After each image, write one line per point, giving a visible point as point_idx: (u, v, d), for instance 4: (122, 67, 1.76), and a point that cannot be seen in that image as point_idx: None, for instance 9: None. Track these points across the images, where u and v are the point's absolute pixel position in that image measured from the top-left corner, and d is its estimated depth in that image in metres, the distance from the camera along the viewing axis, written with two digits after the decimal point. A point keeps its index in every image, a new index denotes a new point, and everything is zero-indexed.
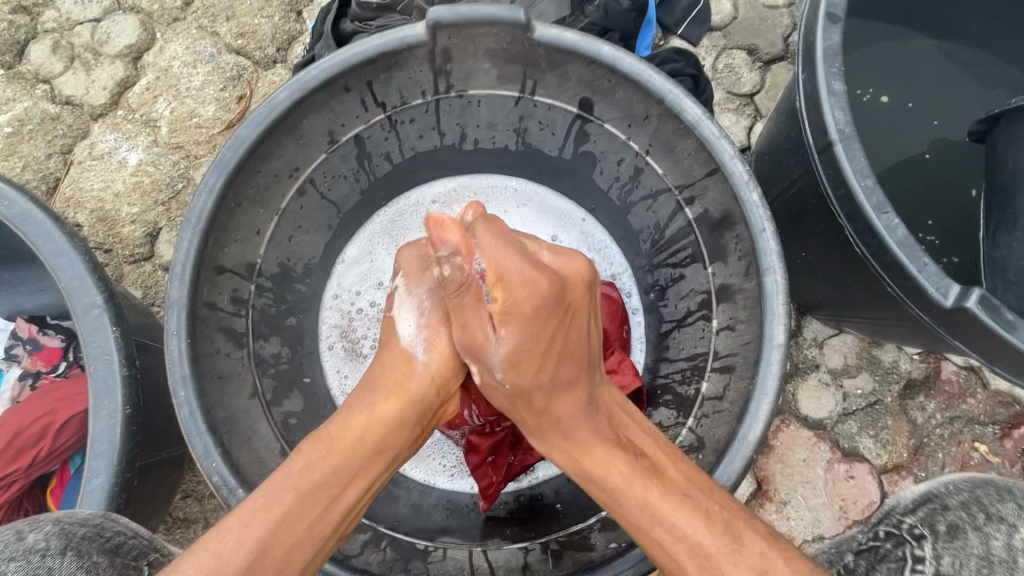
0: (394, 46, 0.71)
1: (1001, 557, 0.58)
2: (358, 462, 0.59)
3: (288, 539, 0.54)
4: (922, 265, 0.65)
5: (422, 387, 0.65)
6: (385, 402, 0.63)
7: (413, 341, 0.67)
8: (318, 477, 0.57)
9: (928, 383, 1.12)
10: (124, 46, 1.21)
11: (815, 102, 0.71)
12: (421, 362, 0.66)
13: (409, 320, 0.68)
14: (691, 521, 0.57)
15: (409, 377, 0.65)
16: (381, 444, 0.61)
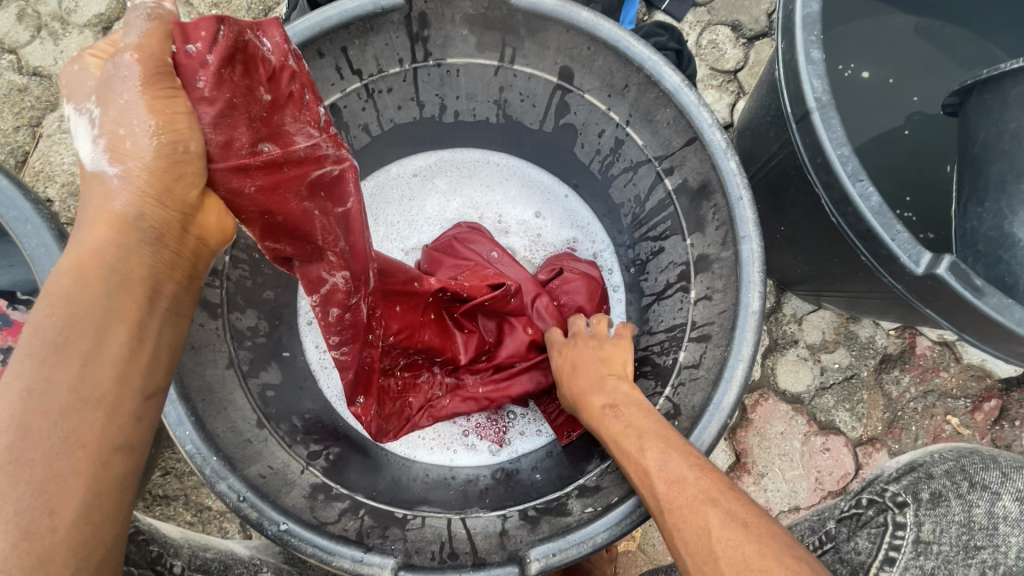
0: (370, 10, 0.70)
1: (980, 524, 0.71)
2: (92, 302, 0.48)
3: (44, 405, 0.45)
4: (896, 233, 0.65)
5: (128, 205, 0.49)
6: (95, 234, 0.49)
7: (97, 160, 0.49)
8: (47, 331, 0.46)
9: (903, 357, 1.15)
10: (94, 15, 1.17)
11: (794, 71, 0.71)
12: (112, 179, 0.49)
13: (83, 137, 0.49)
14: (656, 446, 0.59)
15: (109, 200, 0.49)
16: (115, 273, 0.49)
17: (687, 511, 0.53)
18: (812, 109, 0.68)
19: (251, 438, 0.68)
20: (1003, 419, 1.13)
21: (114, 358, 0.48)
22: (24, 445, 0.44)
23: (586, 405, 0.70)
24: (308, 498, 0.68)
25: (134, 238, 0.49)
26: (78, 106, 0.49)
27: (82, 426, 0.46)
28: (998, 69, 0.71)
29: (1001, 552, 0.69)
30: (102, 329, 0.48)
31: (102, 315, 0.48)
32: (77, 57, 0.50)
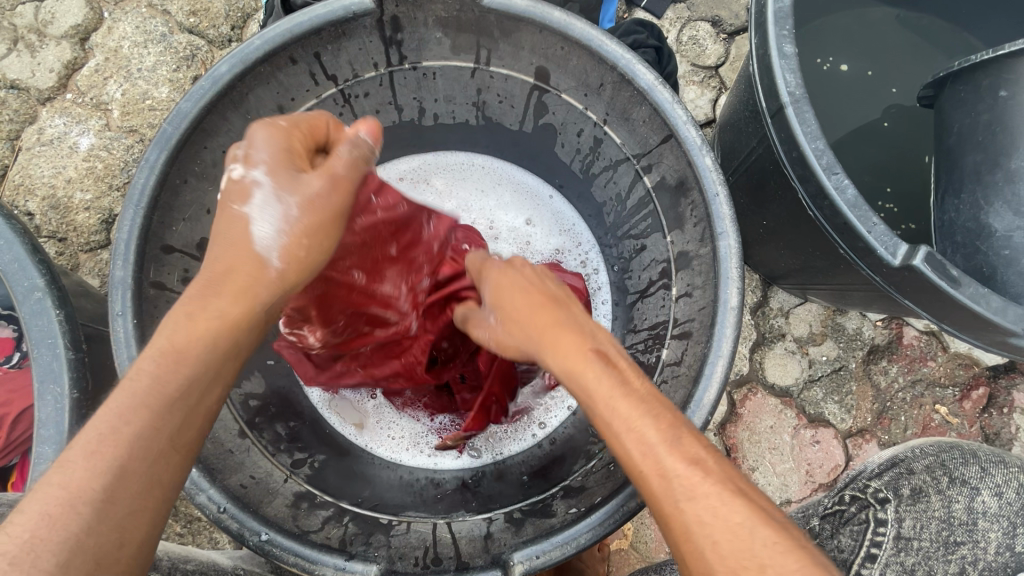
0: (341, 15, 0.69)
1: (961, 520, 0.76)
2: (203, 360, 0.49)
3: (143, 452, 0.45)
4: (872, 225, 0.65)
5: (274, 292, 0.54)
6: (221, 300, 0.51)
7: (266, 246, 0.54)
8: (166, 386, 0.47)
9: (890, 348, 1.15)
10: (71, 26, 1.16)
11: (767, 66, 0.71)
12: (272, 266, 0.54)
13: (266, 218, 0.53)
14: (659, 434, 0.48)
15: (257, 279, 0.53)
16: (228, 339, 0.51)
17: (708, 519, 0.44)
18: (786, 102, 0.68)
19: (233, 448, 0.68)
20: (991, 407, 1.14)
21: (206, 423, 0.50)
22: (114, 485, 0.44)
23: (563, 352, 0.56)
24: (291, 507, 0.68)
25: (255, 315, 0.53)
26: (276, 189, 0.53)
27: (164, 477, 0.46)
28: (969, 61, 0.70)
29: (981, 548, 0.74)
30: (208, 390, 0.50)
31: (211, 378, 0.50)
32: (283, 135, 0.55)
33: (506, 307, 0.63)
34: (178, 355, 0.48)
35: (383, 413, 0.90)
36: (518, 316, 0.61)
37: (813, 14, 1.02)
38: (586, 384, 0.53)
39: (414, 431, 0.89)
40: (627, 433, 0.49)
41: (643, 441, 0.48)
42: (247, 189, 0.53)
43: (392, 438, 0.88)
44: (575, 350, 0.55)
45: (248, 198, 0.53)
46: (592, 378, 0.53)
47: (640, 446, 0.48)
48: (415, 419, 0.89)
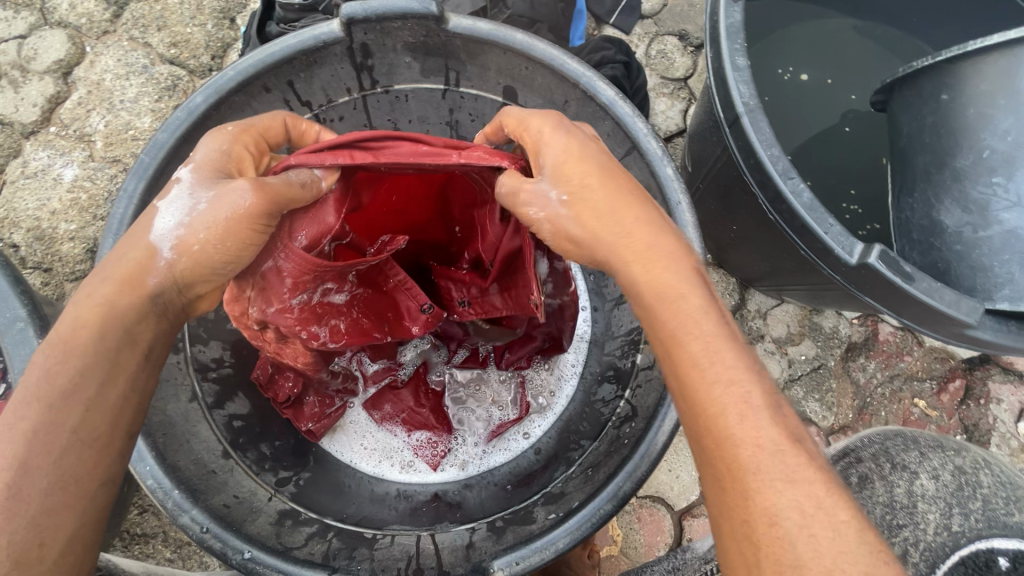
0: (311, 44, 0.72)
1: (901, 503, 0.80)
2: (98, 355, 0.50)
3: (45, 447, 0.48)
4: (829, 226, 0.68)
5: (162, 283, 0.53)
6: (111, 291, 0.52)
7: (162, 239, 0.53)
8: (59, 379, 0.49)
9: (867, 344, 1.17)
10: (53, 62, 1.19)
11: (723, 79, 0.74)
12: (164, 258, 0.53)
13: (173, 211, 0.53)
14: (763, 400, 0.48)
15: (147, 270, 0.53)
16: (120, 333, 0.52)
17: (807, 507, 0.43)
18: (741, 113, 0.71)
19: (216, 468, 0.69)
20: (969, 399, 1.16)
21: (109, 415, 0.51)
22: (15, 479, 0.46)
23: (649, 287, 0.53)
24: (275, 524, 0.69)
25: (145, 310, 0.53)
26: (194, 184, 0.54)
27: (74, 471, 0.48)
28: (912, 67, 0.74)
29: (921, 530, 0.77)
30: (104, 382, 0.50)
31: (104, 370, 0.51)
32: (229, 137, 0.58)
33: (590, 198, 0.55)
34: (69, 349, 0.50)
35: (363, 427, 0.89)
36: (603, 210, 0.55)
37: (771, 27, 1.07)
38: (688, 321, 0.51)
39: (393, 446, 0.88)
40: (728, 384, 0.48)
41: (740, 403, 0.47)
42: (170, 184, 0.55)
43: (372, 453, 0.88)
44: (676, 284, 0.53)
45: (166, 193, 0.54)
46: (697, 322, 0.51)
47: (736, 401, 0.47)
48: (392, 433, 0.88)
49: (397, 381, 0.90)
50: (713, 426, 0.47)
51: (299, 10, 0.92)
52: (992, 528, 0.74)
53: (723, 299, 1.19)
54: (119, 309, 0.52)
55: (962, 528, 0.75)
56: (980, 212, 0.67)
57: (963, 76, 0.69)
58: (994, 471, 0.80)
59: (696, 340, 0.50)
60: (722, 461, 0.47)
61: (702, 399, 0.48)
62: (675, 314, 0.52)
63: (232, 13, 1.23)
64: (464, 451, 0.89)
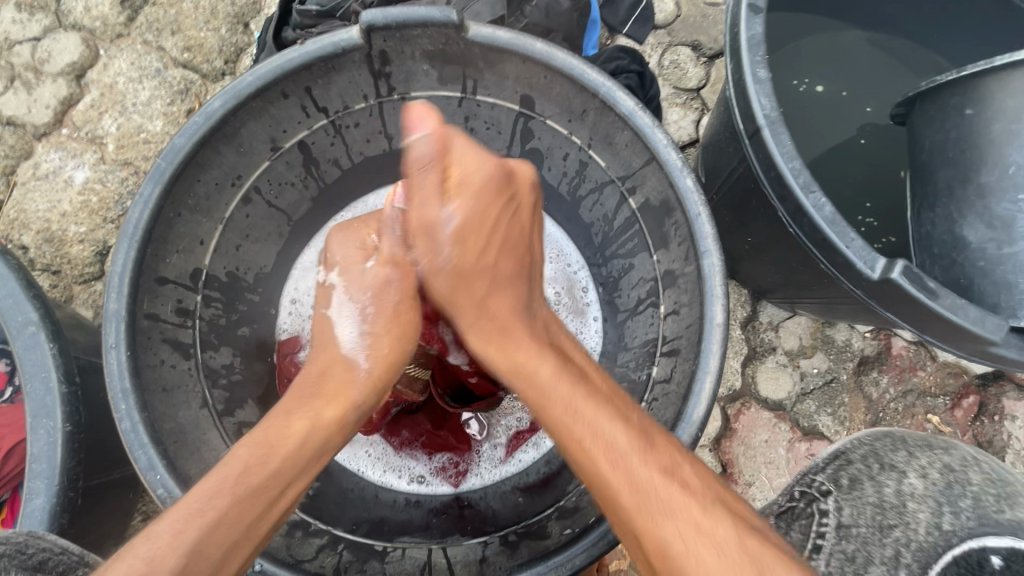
0: (330, 51, 0.72)
1: (892, 503, 0.67)
2: (292, 449, 0.58)
3: (221, 539, 0.52)
4: (850, 240, 0.67)
5: (363, 394, 0.64)
6: (324, 408, 0.61)
7: (355, 349, 0.65)
8: (268, 464, 0.56)
9: (880, 358, 1.16)
10: (67, 64, 1.19)
11: (743, 91, 0.73)
12: (362, 369, 0.65)
13: (344, 321, 0.66)
14: (628, 443, 0.56)
15: (351, 384, 0.64)
16: (302, 436, 0.58)
17: (688, 534, 0.51)
18: (762, 124, 0.70)
19: None
20: (983, 415, 1.15)
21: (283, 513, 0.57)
22: (187, 565, 0.50)
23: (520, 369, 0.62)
24: (285, 536, 0.68)
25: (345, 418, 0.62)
26: (346, 287, 0.67)
27: (233, 560, 0.53)
28: (935, 81, 0.73)
29: (912, 529, 0.64)
30: (292, 482, 0.57)
31: (305, 462, 0.58)
32: (358, 237, 0.69)
33: (469, 237, 0.64)
34: (273, 445, 0.57)
35: (379, 442, 0.88)
36: (471, 264, 0.65)
37: (786, 40, 1.07)
38: (545, 391, 0.60)
39: (403, 457, 0.87)
40: (597, 439, 0.56)
41: (610, 451, 0.55)
42: (327, 291, 0.68)
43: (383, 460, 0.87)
44: (527, 354, 0.63)
45: (328, 303, 0.68)
46: (562, 398, 0.59)
47: (606, 450, 0.56)
48: (412, 458, 0.88)
49: (412, 406, 0.92)
50: (611, 493, 0.55)
51: (317, 17, 0.93)
52: (982, 526, 0.61)
53: (735, 310, 1.18)
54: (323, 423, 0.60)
55: (952, 527, 0.62)
56: (1005, 229, 0.67)
57: (988, 91, 0.68)
58: (985, 467, 0.68)
59: (558, 408, 0.58)
60: (626, 521, 0.54)
61: (585, 459, 0.56)
62: (536, 375, 0.61)
63: (246, 18, 1.23)
64: (484, 462, 0.88)
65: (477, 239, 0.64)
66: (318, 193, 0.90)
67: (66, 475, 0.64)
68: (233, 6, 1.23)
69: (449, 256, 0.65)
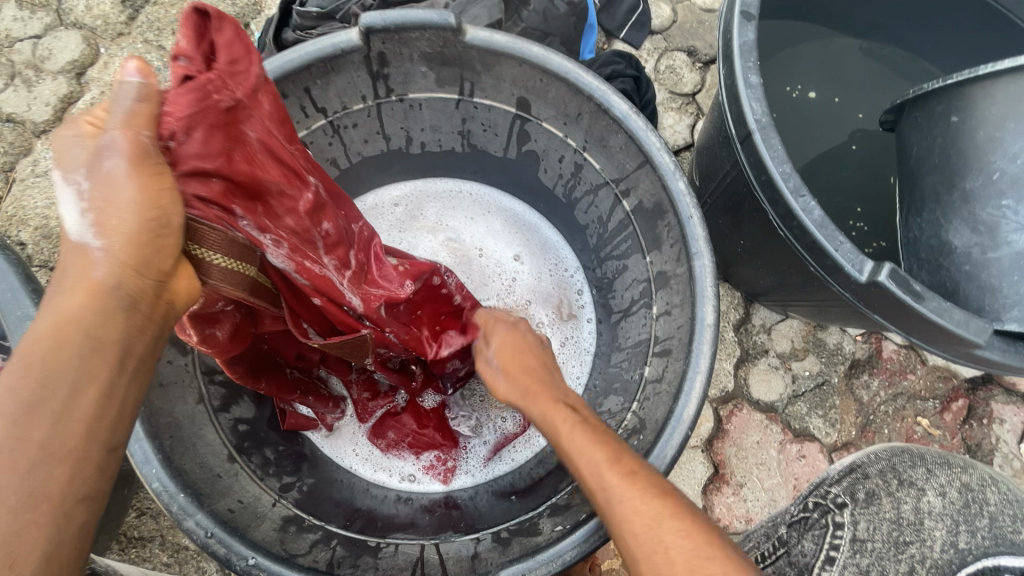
0: (329, 52, 0.73)
1: (909, 520, 0.73)
2: (64, 367, 0.43)
3: (13, 463, 0.41)
4: (838, 243, 0.69)
5: (116, 275, 0.45)
6: (72, 301, 0.45)
7: (81, 232, 0.46)
8: (23, 395, 0.42)
9: (871, 361, 1.18)
10: (67, 62, 1.20)
11: (735, 95, 0.74)
12: (96, 250, 0.45)
13: (69, 208, 0.45)
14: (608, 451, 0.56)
15: (91, 269, 0.45)
16: (89, 336, 0.44)
17: (673, 553, 0.49)
18: (753, 129, 0.72)
19: (221, 472, 0.68)
20: (972, 418, 1.16)
21: (82, 423, 0.43)
22: None
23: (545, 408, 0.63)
24: (279, 531, 0.68)
25: (106, 305, 0.45)
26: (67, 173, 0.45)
27: (45, 487, 0.41)
28: (923, 89, 0.75)
29: (928, 546, 0.71)
30: (75, 390, 0.43)
31: (74, 375, 0.44)
32: (84, 126, 0.46)
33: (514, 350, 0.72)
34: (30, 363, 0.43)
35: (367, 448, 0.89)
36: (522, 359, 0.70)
37: (781, 47, 1.08)
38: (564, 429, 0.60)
39: (391, 458, 0.88)
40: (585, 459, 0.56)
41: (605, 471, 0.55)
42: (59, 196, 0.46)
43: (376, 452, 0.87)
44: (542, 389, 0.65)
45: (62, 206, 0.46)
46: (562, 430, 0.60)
47: (596, 470, 0.55)
48: (401, 458, 0.88)
49: (395, 407, 0.89)
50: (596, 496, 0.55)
51: (317, 18, 0.94)
52: (997, 547, 0.69)
53: (728, 313, 1.19)
54: (95, 320, 0.45)
55: (969, 545, 0.70)
56: (989, 233, 0.68)
57: (973, 99, 0.70)
58: (1000, 487, 0.74)
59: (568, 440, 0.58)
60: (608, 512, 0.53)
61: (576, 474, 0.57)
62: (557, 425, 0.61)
63: (247, 18, 1.24)
64: (472, 459, 0.89)
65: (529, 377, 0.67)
66: None
67: None
68: (234, 7, 1.24)
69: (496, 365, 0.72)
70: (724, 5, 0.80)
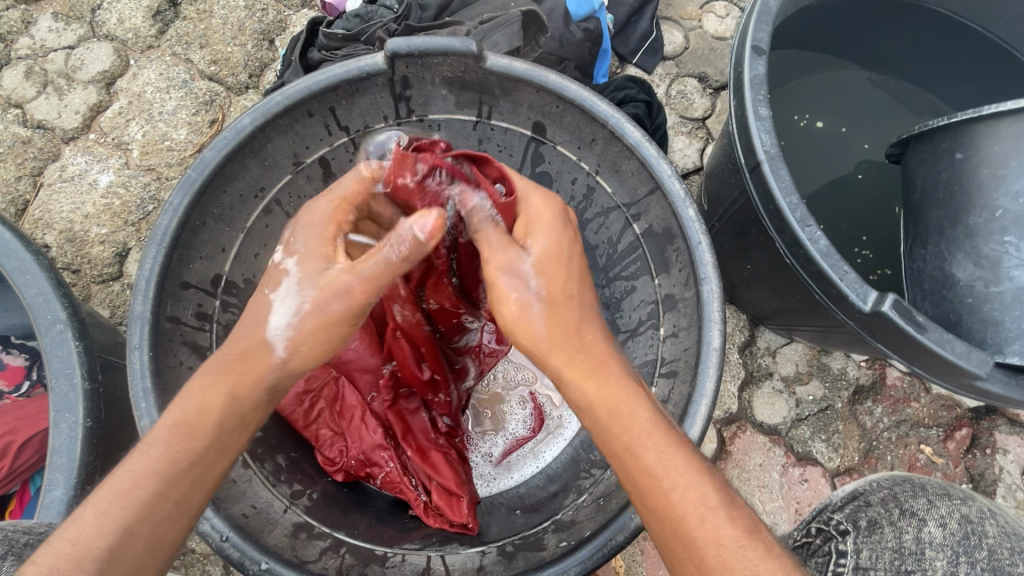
0: (355, 75, 0.76)
1: (911, 549, 0.67)
2: (208, 445, 0.55)
3: (147, 519, 0.51)
4: (843, 273, 0.70)
5: (278, 378, 0.57)
6: (230, 380, 0.57)
7: (276, 332, 0.57)
8: (173, 459, 0.53)
9: (875, 388, 1.19)
10: (98, 72, 1.24)
11: (745, 127, 0.77)
12: (279, 355, 0.57)
13: (282, 310, 0.57)
14: (717, 497, 0.54)
15: (263, 365, 0.57)
16: (229, 420, 0.56)
17: None
18: (763, 159, 0.74)
19: (236, 477, 0.70)
20: (975, 448, 1.16)
21: (208, 491, 0.55)
22: (117, 547, 0.50)
23: (601, 390, 0.58)
24: (290, 537, 0.69)
25: (255, 396, 0.57)
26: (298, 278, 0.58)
27: (165, 539, 0.52)
28: (927, 125, 0.77)
29: None
30: (212, 462, 0.55)
31: (208, 451, 0.55)
32: (321, 226, 0.60)
33: (555, 306, 0.60)
34: (193, 435, 0.54)
35: None
36: (568, 322, 0.60)
37: (790, 74, 1.11)
38: (641, 432, 0.56)
39: None
40: (682, 495, 0.54)
41: (686, 488, 0.54)
42: (279, 275, 0.59)
43: (381, 481, 0.84)
44: (623, 395, 0.58)
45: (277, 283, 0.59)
46: (660, 471, 0.55)
47: (711, 535, 0.52)
48: None
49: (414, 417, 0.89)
50: (679, 530, 0.53)
51: (342, 39, 0.98)
52: None
53: (734, 334, 1.21)
54: (238, 400, 0.56)
55: None
56: (991, 267, 0.70)
57: (977, 137, 0.72)
58: (1000, 522, 0.70)
59: (650, 455, 0.55)
60: (686, 553, 0.53)
61: (675, 522, 0.53)
62: (631, 425, 0.57)
63: (272, 35, 1.29)
64: (480, 458, 0.91)
65: (557, 310, 0.60)
66: None
67: (84, 469, 0.67)
68: (261, 23, 1.29)
69: (536, 289, 0.60)
70: (736, 39, 0.83)
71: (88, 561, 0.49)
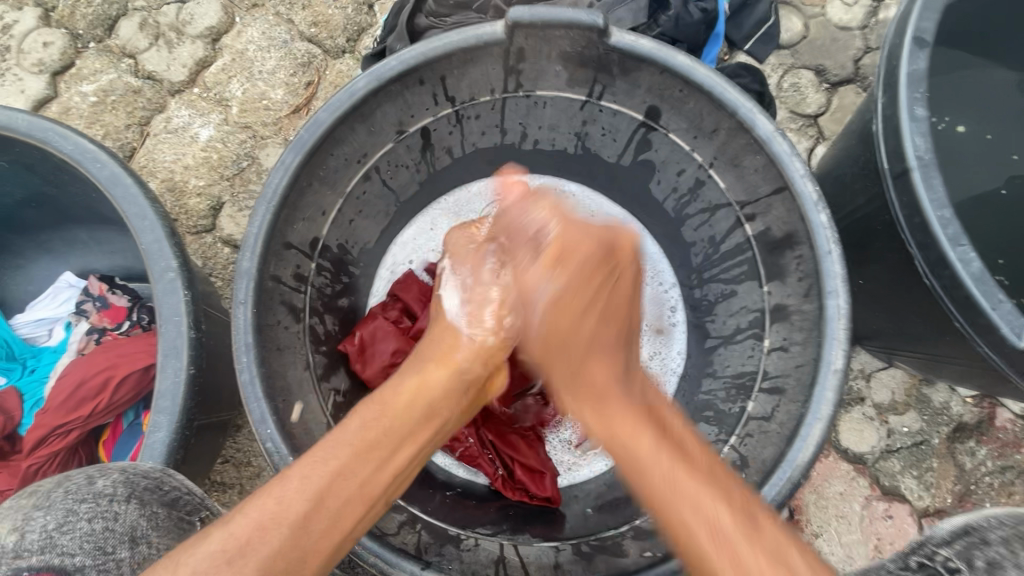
0: (472, 43, 0.72)
1: None
2: (405, 425, 0.63)
3: (341, 492, 0.56)
4: (997, 302, 0.63)
5: (466, 361, 0.71)
6: (435, 370, 0.69)
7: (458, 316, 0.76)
8: (370, 434, 0.60)
9: (980, 428, 1.08)
10: (205, 28, 1.27)
11: (895, 128, 0.69)
12: (465, 336, 0.74)
13: (452, 297, 0.79)
14: (735, 523, 0.50)
15: (455, 350, 0.72)
16: (426, 407, 0.65)
17: None
18: (913, 165, 0.66)
19: None
20: None
21: (395, 472, 0.61)
22: (309, 513, 0.54)
23: (619, 408, 0.60)
24: None
25: (453, 385, 0.68)
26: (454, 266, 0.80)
27: (354, 507, 0.57)
28: None
29: None
30: (405, 442, 0.62)
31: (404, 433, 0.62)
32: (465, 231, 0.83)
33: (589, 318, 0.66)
34: (370, 448, 0.59)
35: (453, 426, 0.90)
36: (570, 338, 0.66)
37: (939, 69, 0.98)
38: (628, 434, 0.58)
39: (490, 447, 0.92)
40: (695, 513, 0.51)
41: (696, 504, 0.52)
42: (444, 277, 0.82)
43: (460, 455, 0.86)
44: (615, 411, 0.60)
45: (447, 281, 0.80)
46: (677, 484, 0.53)
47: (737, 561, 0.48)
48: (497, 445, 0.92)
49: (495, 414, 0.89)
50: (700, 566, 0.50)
51: (453, 6, 0.96)
52: None
53: None
54: (433, 386, 0.67)
55: None
56: None
57: None
58: None
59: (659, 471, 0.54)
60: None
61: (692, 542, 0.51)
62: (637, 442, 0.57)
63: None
64: (559, 444, 0.91)
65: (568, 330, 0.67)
66: (426, 178, 0.93)
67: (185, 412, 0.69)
68: None
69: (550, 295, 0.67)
70: (890, 28, 0.74)
71: (286, 519, 0.53)
